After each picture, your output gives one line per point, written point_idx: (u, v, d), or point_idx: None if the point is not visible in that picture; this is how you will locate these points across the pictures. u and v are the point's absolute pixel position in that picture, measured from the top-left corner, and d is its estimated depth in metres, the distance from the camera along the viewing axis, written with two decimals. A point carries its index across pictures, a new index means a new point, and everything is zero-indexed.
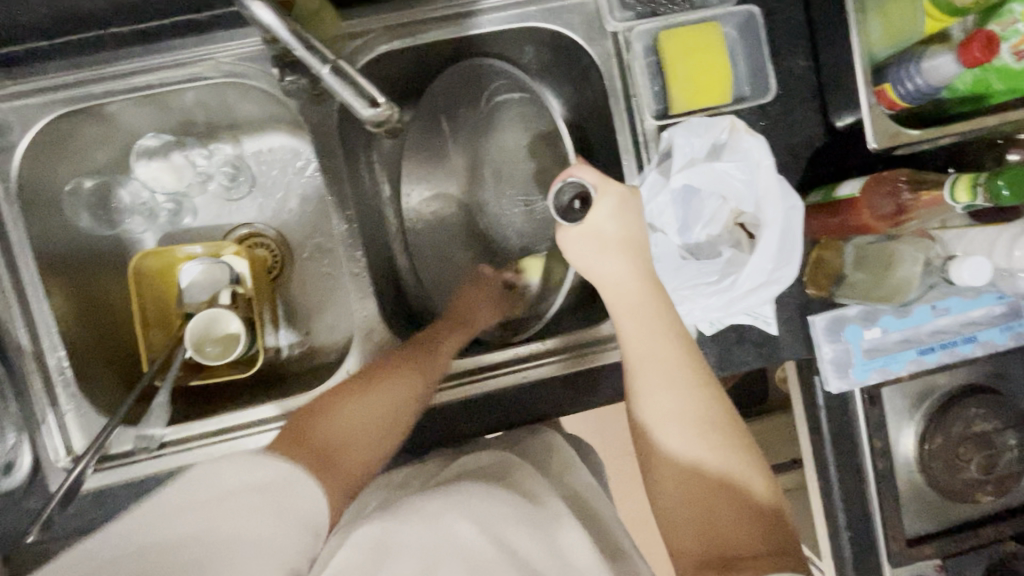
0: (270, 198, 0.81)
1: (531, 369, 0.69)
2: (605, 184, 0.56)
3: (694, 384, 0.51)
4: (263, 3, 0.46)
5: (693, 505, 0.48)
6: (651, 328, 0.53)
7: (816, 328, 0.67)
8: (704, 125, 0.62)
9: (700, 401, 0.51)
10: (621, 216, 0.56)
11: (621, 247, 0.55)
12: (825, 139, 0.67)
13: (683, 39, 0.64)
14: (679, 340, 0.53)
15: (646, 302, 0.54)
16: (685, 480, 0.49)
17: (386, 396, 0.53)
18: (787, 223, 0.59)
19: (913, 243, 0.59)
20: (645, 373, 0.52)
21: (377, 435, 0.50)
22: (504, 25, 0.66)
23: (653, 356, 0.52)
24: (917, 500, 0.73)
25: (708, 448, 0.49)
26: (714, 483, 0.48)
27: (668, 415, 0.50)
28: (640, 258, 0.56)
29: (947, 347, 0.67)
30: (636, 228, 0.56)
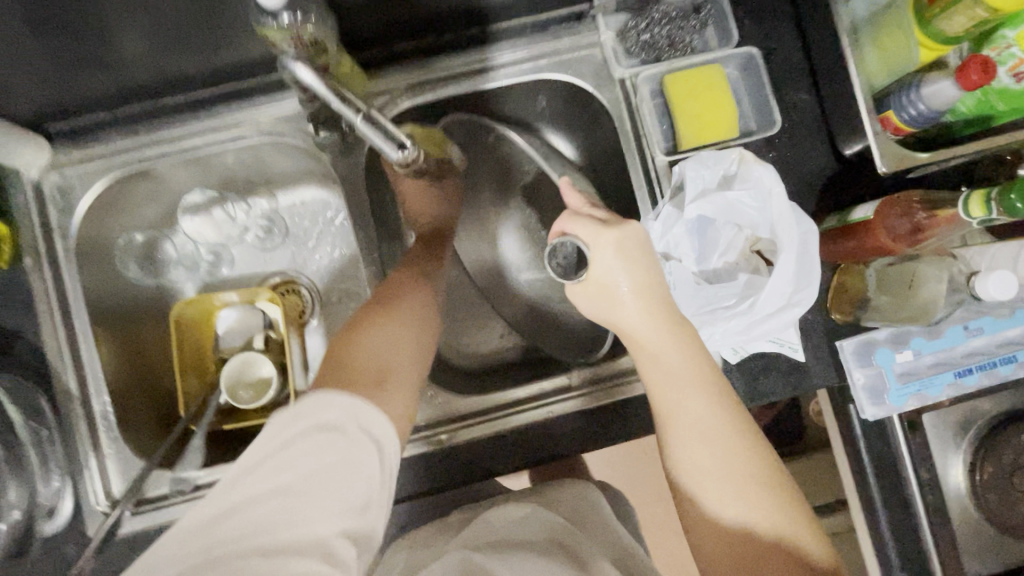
0: (303, 247, 0.86)
1: (556, 404, 0.68)
2: (600, 238, 0.53)
3: (731, 434, 0.50)
4: (303, 65, 0.53)
5: (735, 557, 0.47)
6: (678, 379, 0.51)
7: (845, 353, 0.66)
8: (713, 158, 0.64)
9: (735, 447, 0.49)
10: (629, 265, 0.53)
11: (639, 296, 0.53)
12: (835, 167, 0.69)
13: (688, 81, 0.67)
14: (710, 390, 0.51)
15: (670, 353, 0.52)
16: (729, 539, 0.48)
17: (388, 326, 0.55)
18: (803, 246, 0.60)
19: (931, 264, 0.60)
20: (677, 425, 0.51)
21: (420, 333, 0.58)
22: (517, 78, 0.71)
23: (683, 409, 0.51)
24: (975, 537, 0.68)
25: (757, 510, 0.47)
26: (766, 545, 0.47)
27: (701, 459, 0.50)
28: (657, 305, 0.53)
29: (986, 368, 0.65)
30: (644, 274, 0.53)
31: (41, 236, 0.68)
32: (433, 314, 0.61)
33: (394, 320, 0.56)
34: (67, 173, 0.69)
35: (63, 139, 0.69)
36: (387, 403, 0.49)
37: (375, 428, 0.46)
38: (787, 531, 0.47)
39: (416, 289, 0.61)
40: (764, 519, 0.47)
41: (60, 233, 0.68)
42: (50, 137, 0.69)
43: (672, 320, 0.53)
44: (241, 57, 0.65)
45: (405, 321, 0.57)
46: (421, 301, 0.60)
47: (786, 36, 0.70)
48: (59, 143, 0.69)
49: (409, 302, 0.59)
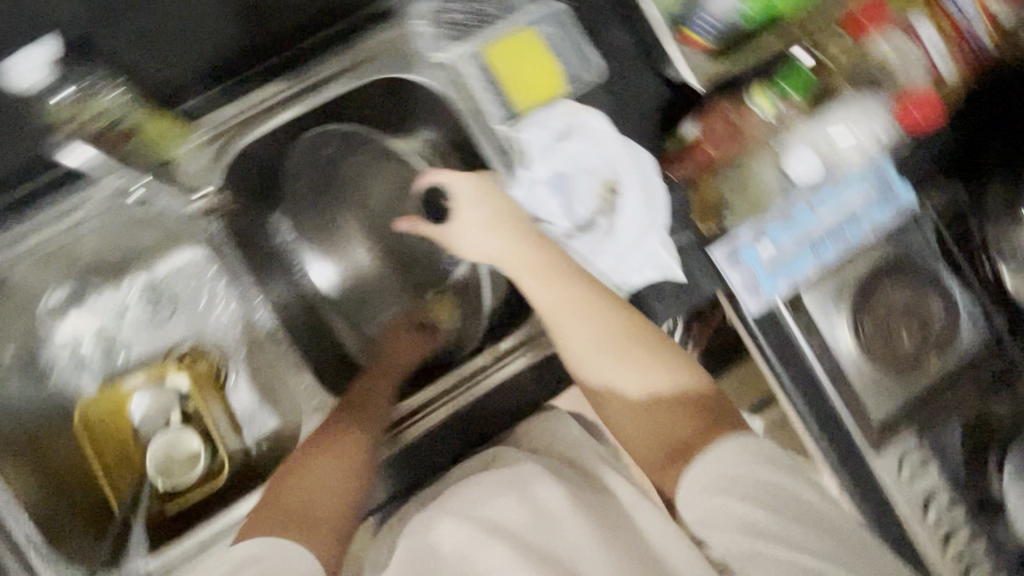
0: (197, 311, 0.83)
1: (485, 380, 0.71)
2: (461, 177, 0.65)
3: (599, 308, 0.55)
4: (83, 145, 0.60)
5: (633, 414, 0.50)
6: (544, 270, 0.58)
7: (717, 260, 0.70)
8: (548, 118, 0.68)
9: (604, 318, 0.54)
10: (487, 202, 0.63)
11: (490, 226, 0.62)
12: (666, 93, 0.71)
13: (504, 50, 0.70)
14: (573, 275, 0.57)
15: (531, 252, 0.59)
16: (631, 419, 0.50)
17: (316, 465, 0.54)
18: (643, 175, 0.68)
19: (759, 157, 0.70)
20: (551, 313, 0.55)
21: (319, 506, 0.50)
22: (341, 89, 0.72)
23: (553, 298, 0.56)
24: (874, 386, 0.75)
25: (647, 379, 0.50)
26: (661, 405, 0.49)
27: (584, 341, 0.53)
28: (514, 228, 0.61)
29: (837, 237, 0.72)
30: (496, 204, 0.63)
31: None
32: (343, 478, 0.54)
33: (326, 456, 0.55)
34: None
35: None
36: (313, 543, 0.46)
37: (301, 553, 0.45)
38: (675, 387, 0.50)
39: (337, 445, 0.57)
40: (652, 380, 0.50)
41: None
42: None
43: (520, 228, 0.61)
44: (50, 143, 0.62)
45: (322, 473, 0.54)
46: (340, 455, 0.56)
47: None
48: None
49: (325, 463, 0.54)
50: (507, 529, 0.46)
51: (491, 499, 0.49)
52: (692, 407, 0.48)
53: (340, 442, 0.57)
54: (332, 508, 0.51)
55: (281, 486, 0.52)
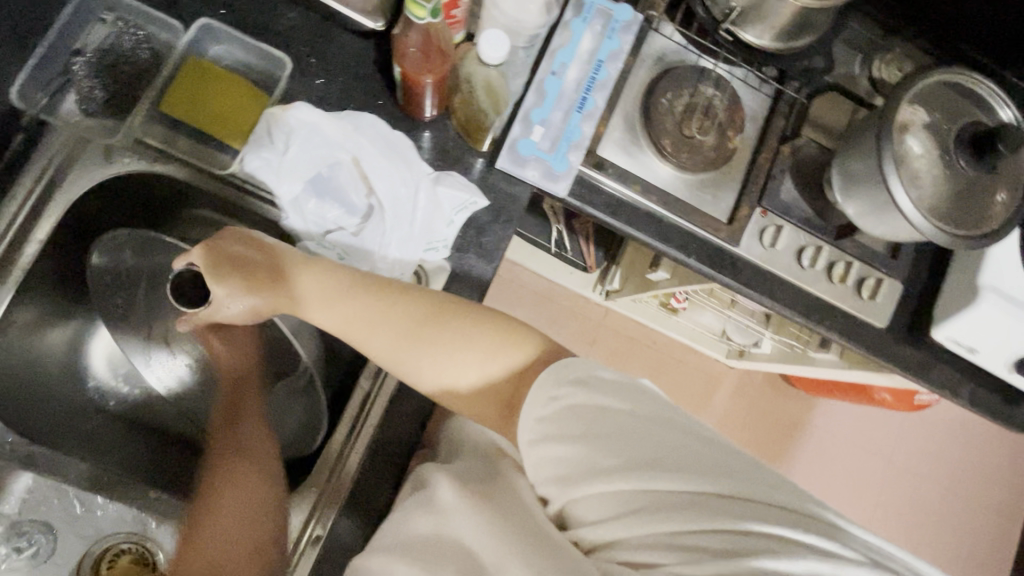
0: (77, 525, 0.68)
1: (381, 392, 0.69)
2: (191, 254, 0.61)
3: (409, 313, 0.57)
4: None
5: (470, 397, 0.55)
6: (340, 298, 0.58)
7: (506, 167, 0.69)
8: (261, 136, 0.63)
9: (418, 323, 0.56)
10: (247, 254, 0.60)
11: (265, 281, 0.60)
12: (369, 45, 0.69)
13: (180, 94, 0.65)
14: (372, 293, 0.58)
15: (318, 283, 0.59)
16: (474, 400, 0.55)
17: (233, 494, 0.58)
18: (381, 140, 0.65)
19: (472, 61, 0.66)
20: (363, 333, 0.58)
21: (230, 546, 0.55)
22: (47, 225, 0.66)
23: (358, 320, 0.58)
24: (705, 189, 0.78)
25: (477, 365, 0.54)
26: (497, 380, 0.54)
27: (404, 354, 0.56)
28: (276, 267, 0.60)
29: (592, 86, 0.72)
30: (244, 256, 0.60)
31: None
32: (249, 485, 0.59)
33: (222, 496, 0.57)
34: None
35: None
36: None
37: None
38: (505, 360, 0.54)
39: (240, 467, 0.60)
40: (482, 363, 0.54)
41: None
42: None
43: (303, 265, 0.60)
44: None
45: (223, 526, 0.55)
46: (249, 484, 0.59)
47: None
48: None
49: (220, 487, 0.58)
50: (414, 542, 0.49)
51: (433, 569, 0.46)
52: (524, 371, 0.53)
53: (238, 494, 0.58)
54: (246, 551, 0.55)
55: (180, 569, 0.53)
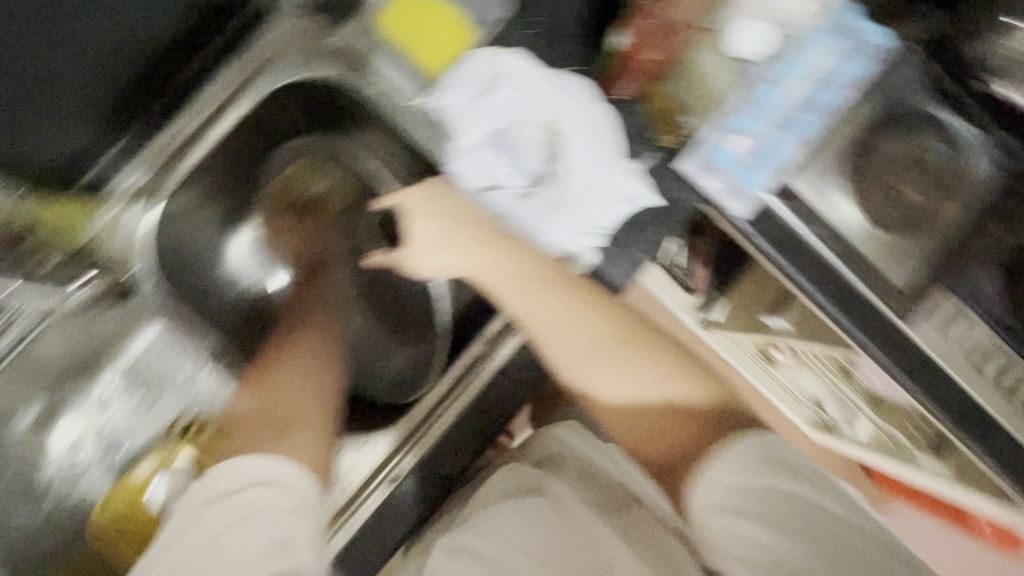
0: (181, 384, 0.78)
1: (494, 359, 0.68)
2: (406, 195, 0.66)
3: (596, 320, 0.61)
4: None
5: (636, 420, 0.58)
6: (531, 288, 0.62)
7: (688, 171, 0.63)
8: (468, 71, 0.63)
9: (607, 336, 0.60)
10: (448, 214, 0.65)
11: (454, 239, 0.64)
12: (590, 14, 0.66)
13: (401, 13, 0.64)
14: (565, 288, 0.62)
15: (516, 269, 0.63)
16: (636, 424, 0.58)
17: (295, 379, 0.65)
18: (584, 107, 0.63)
19: (706, 49, 0.65)
20: (545, 326, 0.61)
21: (292, 404, 0.62)
22: (244, 109, 0.68)
23: (543, 310, 0.61)
24: None
25: (660, 402, 0.57)
26: (674, 417, 0.56)
27: (582, 361, 0.60)
28: (474, 233, 0.64)
29: (817, 108, 0.60)
30: (455, 215, 0.65)
31: None
32: (318, 372, 0.67)
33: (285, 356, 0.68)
34: None
35: None
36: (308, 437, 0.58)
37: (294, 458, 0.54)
38: (680, 401, 0.57)
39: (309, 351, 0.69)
40: (660, 399, 0.57)
41: None
42: None
43: (501, 244, 0.64)
44: None
45: (293, 393, 0.63)
46: (292, 379, 0.65)
47: None
48: None
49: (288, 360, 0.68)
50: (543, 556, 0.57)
51: (541, 540, 0.59)
52: (703, 423, 0.56)
53: (288, 370, 0.66)
54: (300, 407, 0.62)
55: (263, 411, 0.62)
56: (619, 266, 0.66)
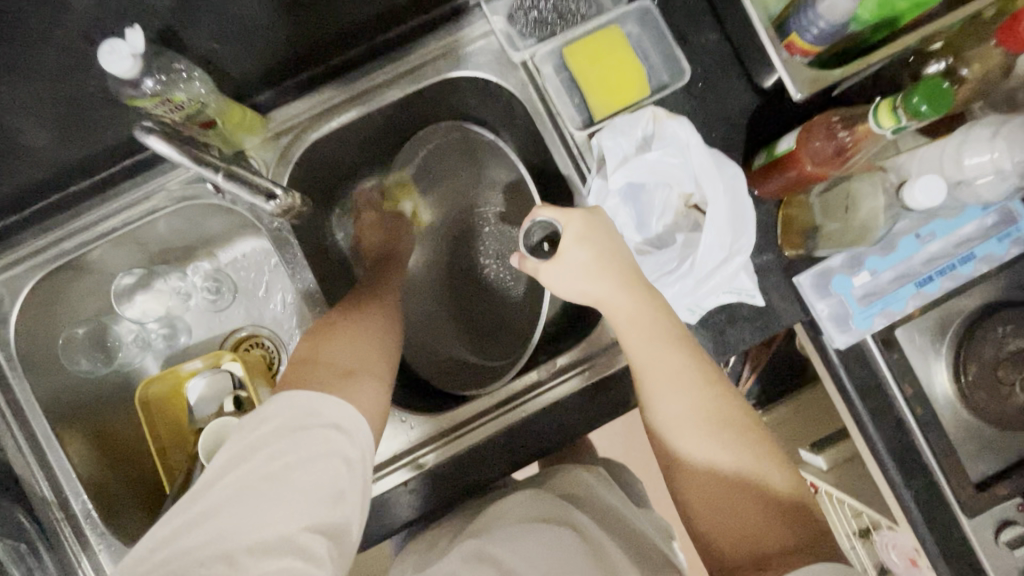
0: (254, 299, 0.86)
1: (550, 389, 0.69)
2: (567, 214, 0.59)
3: (708, 388, 0.54)
4: (159, 139, 0.52)
5: (718, 505, 0.50)
6: (655, 338, 0.55)
7: (803, 288, 0.65)
8: (629, 123, 0.62)
9: (713, 405, 0.53)
10: (597, 239, 0.58)
11: (599, 268, 0.58)
12: (758, 104, 0.66)
13: (587, 49, 0.65)
14: (686, 348, 0.55)
15: (644, 312, 0.56)
16: (718, 507, 0.50)
17: (357, 337, 0.57)
18: (732, 193, 0.60)
19: (865, 178, 0.58)
20: (655, 381, 0.54)
21: (356, 357, 0.55)
22: (423, 83, 0.69)
23: (661, 365, 0.54)
24: (972, 438, 0.68)
25: (745, 473, 0.50)
26: (756, 506, 0.49)
27: (686, 433, 0.52)
28: (620, 271, 0.58)
29: (948, 273, 0.63)
30: (608, 245, 0.59)
31: None
32: (389, 329, 0.61)
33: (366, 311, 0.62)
34: None
35: None
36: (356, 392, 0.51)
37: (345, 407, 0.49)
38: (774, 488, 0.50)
39: (382, 298, 0.66)
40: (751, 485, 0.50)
41: None
42: None
43: (634, 278, 0.58)
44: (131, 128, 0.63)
45: (367, 323, 0.60)
46: (366, 335, 0.59)
47: None
48: None
49: (368, 318, 0.61)
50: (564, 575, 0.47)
51: (540, 546, 0.50)
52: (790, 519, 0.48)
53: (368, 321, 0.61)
54: (372, 360, 0.56)
55: (319, 342, 0.56)
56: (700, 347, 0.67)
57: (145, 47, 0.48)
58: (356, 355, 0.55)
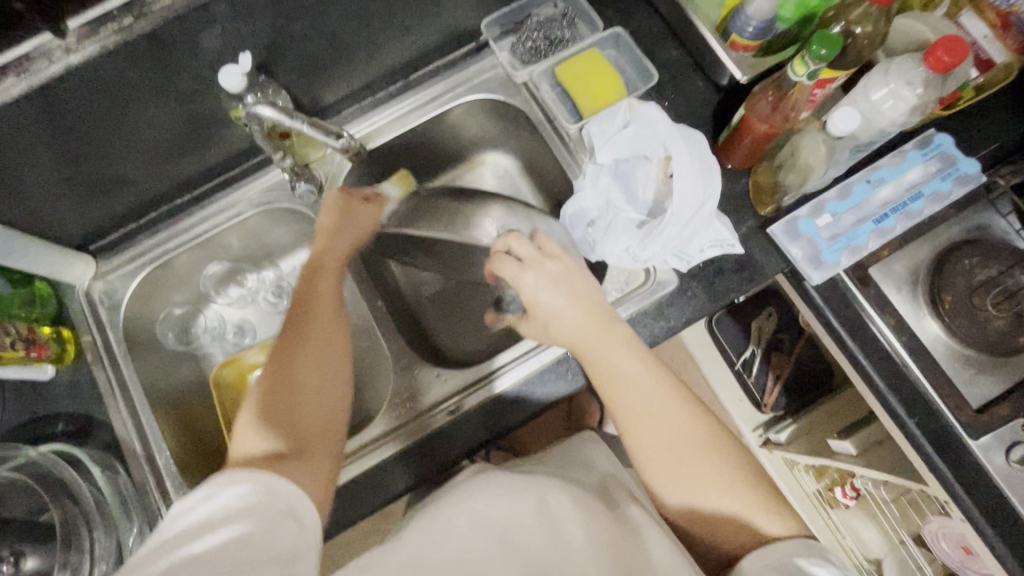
0: None
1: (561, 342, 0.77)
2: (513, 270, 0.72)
3: (687, 424, 0.64)
4: (263, 105, 0.68)
5: (698, 514, 0.62)
6: (639, 382, 0.65)
7: (777, 235, 0.76)
8: (610, 113, 0.77)
9: (690, 441, 0.63)
10: (557, 289, 0.70)
11: (575, 312, 0.69)
12: (719, 98, 0.81)
13: (574, 65, 0.83)
14: (669, 389, 0.66)
15: (623, 358, 0.67)
16: (695, 519, 0.62)
17: (309, 354, 0.62)
18: (698, 156, 0.73)
19: (809, 134, 0.70)
20: (640, 420, 0.64)
21: (308, 383, 0.60)
22: (447, 106, 0.88)
23: (645, 407, 0.64)
24: (967, 366, 0.72)
25: (726, 503, 0.61)
26: (731, 519, 0.60)
27: (663, 467, 0.63)
28: (585, 308, 0.70)
29: (900, 210, 0.73)
30: (572, 292, 0.70)
31: (96, 332, 0.81)
32: (333, 359, 0.64)
33: (299, 355, 0.62)
34: (111, 277, 0.84)
35: (105, 253, 0.86)
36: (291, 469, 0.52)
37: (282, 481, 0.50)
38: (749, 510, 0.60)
39: (318, 328, 0.65)
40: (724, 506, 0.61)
41: (111, 325, 0.82)
42: (94, 254, 0.85)
43: (608, 326, 0.69)
44: (228, 149, 0.83)
45: (309, 375, 0.61)
46: (326, 368, 0.62)
47: (643, 13, 0.86)
48: (102, 257, 0.85)
49: (305, 358, 0.62)
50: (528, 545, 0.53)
51: (502, 505, 0.56)
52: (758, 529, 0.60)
53: (319, 327, 0.66)
54: (320, 434, 0.58)
55: (284, 373, 0.60)
56: (693, 296, 0.76)
57: (250, 68, 0.67)
58: (313, 417, 0.59)
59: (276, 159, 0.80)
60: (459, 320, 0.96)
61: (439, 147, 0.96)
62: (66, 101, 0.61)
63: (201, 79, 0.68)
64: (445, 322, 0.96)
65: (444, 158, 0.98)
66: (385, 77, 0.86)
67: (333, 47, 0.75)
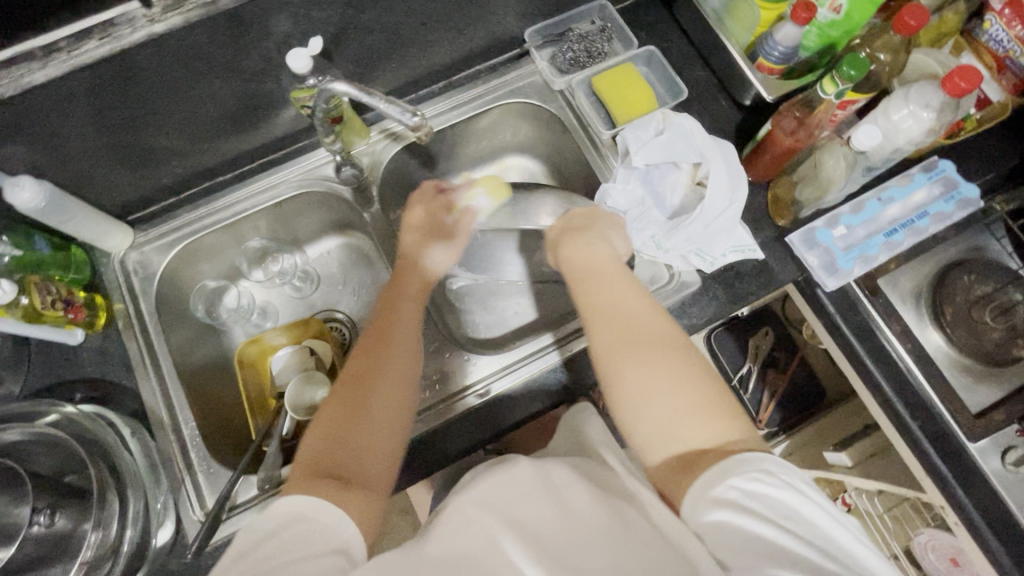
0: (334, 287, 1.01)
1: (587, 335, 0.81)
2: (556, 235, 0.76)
3: (665, 335, 0.62)
4: (339, 81, 0.69)
5: (656, 420, 0.57)
6: (622, 292, 0.66)
7: (795, 244, 0.81)
8: (645, 121, 0.83)
9: (666, 351, 0.60)
10: (575, 251, 0.72)
11: (590, 267, 0.70)
12: (741, 116, 0.88)
13: (609, 76, 0.88)
14: (652, 308, 0.65)
15: (617, 278, 0.68)
16: (656, 424, 0.57)
17: (384, 388, 0.65)
18: (728, 165, 0.79)
19: (830, 151, 0.76)
20: (617, 321, 0.64)
21: (378, 410, 0.63)
22: (486, 107, 0.93)
23: (624, 310, 0.64)
24: (965, 373, 0.77)
25: (690, 406, 0.56)
26: (694, 425, 0.55)
27: (632, 367, 0.60)
28: (601, 260, 0.70)
29: (908, 226, 0.79)
30: (590, 249, 0.71)
31: (128, 300, 0.82)
32: (406, 386, 0.66)
33: (374, 393, 0.64)
34: (146, 247, 0.85)
35: (142, 224, 0.87)
36: (352, 495, 0.54)
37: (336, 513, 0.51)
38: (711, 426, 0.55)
39: (393, 348, 0.69)
40: (688, 409, 0.56)
41: (143, 294, 0.83)
42: (132, 225, 0.86)
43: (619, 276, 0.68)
44: (275, 132, 0.86)
45: (380, 405, 0.63)
46: (394, 398, 0.65)
47: (673, 35, 0.93)
48: (138, 228, 0.86)
49: (379, 399, 0.63)
50: (531, 521, 0.50)
51: (508, 485, 0.53)
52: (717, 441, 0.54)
53: (391, 362, 0.67)
54: (380, 460, 0.61)
55: (353, 400, 0.63)
56: (714, 297, 0.81)
57: (317, 52, 0.71)
58: (371, 454, 0.60)
59: (327, 142, 0.82)
60: (481, 313, 0.98)
61: (472, 146, 1.00)
62: (143, 69, 0.64)
63: (266, 59, 0.71)
64: (467, 314, 0.98)
65: (475, 157, 1.02)
66: (429, 76, 0.91)
67: (389, 43, 0.80)
